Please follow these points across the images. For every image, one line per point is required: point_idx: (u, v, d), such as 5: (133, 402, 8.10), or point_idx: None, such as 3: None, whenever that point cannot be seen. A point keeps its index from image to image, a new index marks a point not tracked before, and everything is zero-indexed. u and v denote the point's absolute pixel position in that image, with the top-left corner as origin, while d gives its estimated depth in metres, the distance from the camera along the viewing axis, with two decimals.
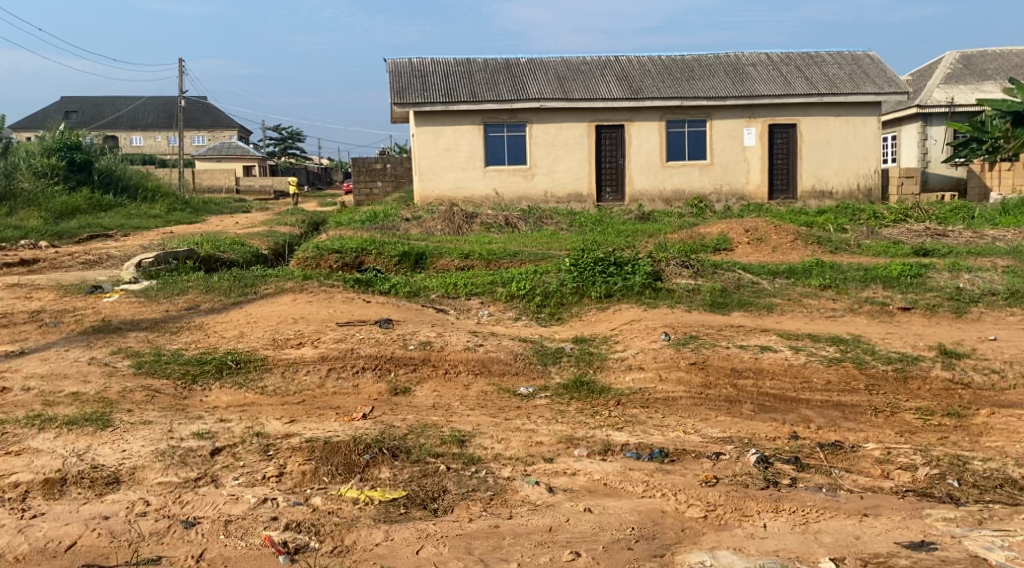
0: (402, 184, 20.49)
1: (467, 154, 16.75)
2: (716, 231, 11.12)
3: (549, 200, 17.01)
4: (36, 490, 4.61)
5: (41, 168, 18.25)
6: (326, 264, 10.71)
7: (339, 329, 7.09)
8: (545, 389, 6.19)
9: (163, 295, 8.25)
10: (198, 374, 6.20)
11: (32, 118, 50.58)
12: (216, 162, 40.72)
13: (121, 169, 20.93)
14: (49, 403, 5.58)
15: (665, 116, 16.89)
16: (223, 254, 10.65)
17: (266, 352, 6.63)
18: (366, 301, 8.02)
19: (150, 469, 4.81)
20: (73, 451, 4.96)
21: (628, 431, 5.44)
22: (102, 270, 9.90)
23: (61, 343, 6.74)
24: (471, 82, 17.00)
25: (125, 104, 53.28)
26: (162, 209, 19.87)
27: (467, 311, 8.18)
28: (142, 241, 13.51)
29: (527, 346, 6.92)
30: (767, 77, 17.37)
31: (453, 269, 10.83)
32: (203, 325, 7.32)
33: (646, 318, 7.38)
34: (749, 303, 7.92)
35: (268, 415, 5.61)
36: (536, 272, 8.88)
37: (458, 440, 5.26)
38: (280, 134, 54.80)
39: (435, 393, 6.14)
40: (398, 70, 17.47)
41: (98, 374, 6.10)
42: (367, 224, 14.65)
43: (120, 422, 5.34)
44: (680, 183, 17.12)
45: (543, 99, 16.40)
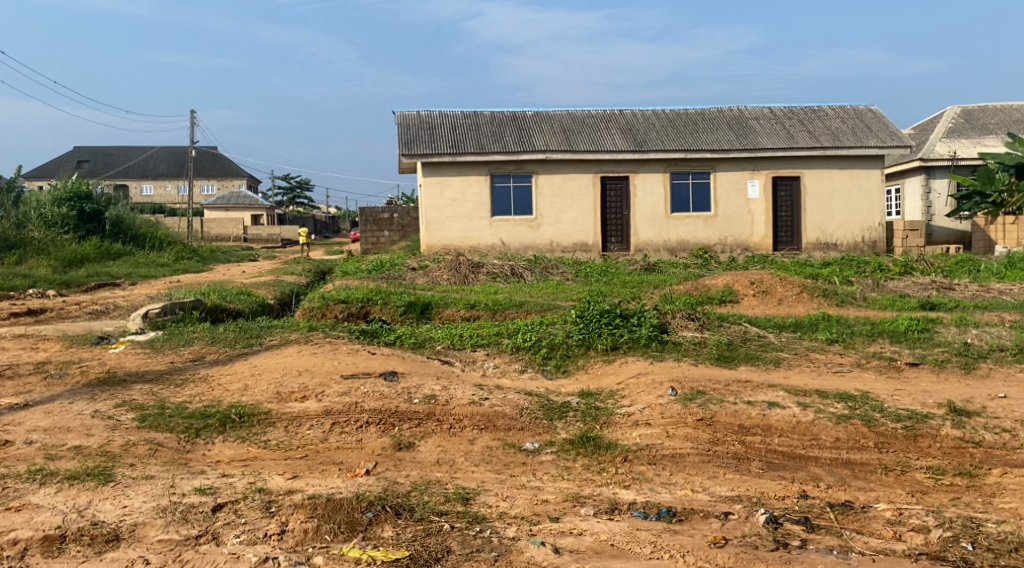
0: (409, 233, 20.60)
1: (473, 204, 16.86)
2: (721, 283, 11.09)
3: (554, 250, 17.02)
4: (35, 547, 4.55)
5: (51, 218, 18.40)
6: (331, 313, 10.76)
7: (344, 381, 7.06)
8: (550, 444, 6.12)
9: (168, 346, 8.25)
10: (201, 428, 6.15)
11: (44, 168, 51.18)
12: (225, 211, 41.03)
13: (130, 219, 21.08)
14: (51, 457, 5.54)
15: (669, 168, 17.03)
16: (230, 304, 10.68)
17: (269, 405, 6.59)
18: (371, 353, 7.99)
19: (151, 526, 4.75)
20: (73, 507, 4.90)
21: (635, 489, 5.37)
22: (109, 321, 9.91)
23: (66, 395, 6.71)
24: (477, 135, 17.19)
25: (136, 154, 53.91)
26: (170, 258, 19.95)
27: (473, 363, 8.14)
28: (149, 291, 13.54)
29: (532, 400, 6.88)
30: (770, 131, 17.53)
31: (459, 319, 10.78)
32: (208, 377, 7.29)
33: (652, 372, 7.34)
34: (756, 357, 7.88)
35: (270, 471, 5.55)
36: (542, 324, 8.88)
37: (462, 498, 5.20)
38: (289, 184, 55.45)
39: (439, 447, 6.08)
40: (407, 122, 17.69)
41: (102, 427, 6.06)
42: (374, 274, 14.68)
43: (121, 477, 5.28)
44: (685, 234, 17.16)
45: (549, 150, 16.55)
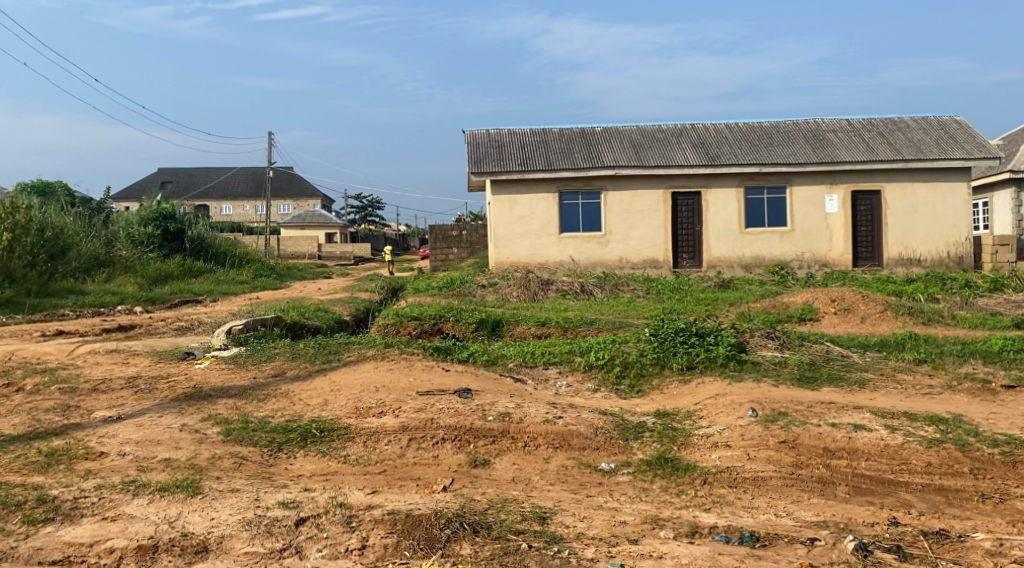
0: (478, 250, 20.72)
1: (542, 221, 16.86)
2: (801, 300, 10.84)
3: (624, 266, 16.88)
4: (129, 556, 4.66)
5: (139, 237, 19.06)
6: (405, 330, 10.90)
7: (419, 398, 7.11)
8: (627, 465, 6.06)
9: (251, 362, 8.43)
10: (283, 442, 6.26)
11: (132, 189, 53.21)
12: (301, 229, 41.94)
13: (211, 238, 21.70)
14: (143, 469, 5.69)
15: (743, 183, 16.78)
16: (308, 320, 10.89)
17: (348, 421, 6.67)
18: (444, 370, 8.04)
19: (238, 539, 4.84)
20: (165, 518, 5.02)
21: (716, 513, 5.27)
22: (194, 337, 10.18)
23: (156, 409, 6.90)
24: (547, 152, 17.24)
25: (217, 174, 55.59)
26: (249, 275, 20.44)
27: (545, 381, 8.11)
28: (230, 308, 13.90)
29: (607, 419, 6.81)
30: (848, 144, 17.14)
31: (531, 336, 10.75)
32: (289, 392, 7.42)
33: (730, 393, 7.18)
34: (839, 378, 7.67)
35: (350, 485, 5.62)
36: (615, 342, 8.81)
37: (540, 517, 5.17)
38: (362, 203, 56.51)
39: (515, 465, 6.08)
40: (476, 141, 17.84)
41: (190, 441, 6.21)
42: (445, 291, 14.79)
43: (209, 489, 5.40)
44: (760, 250, 16.86)
45: (618, 166, 16.48)
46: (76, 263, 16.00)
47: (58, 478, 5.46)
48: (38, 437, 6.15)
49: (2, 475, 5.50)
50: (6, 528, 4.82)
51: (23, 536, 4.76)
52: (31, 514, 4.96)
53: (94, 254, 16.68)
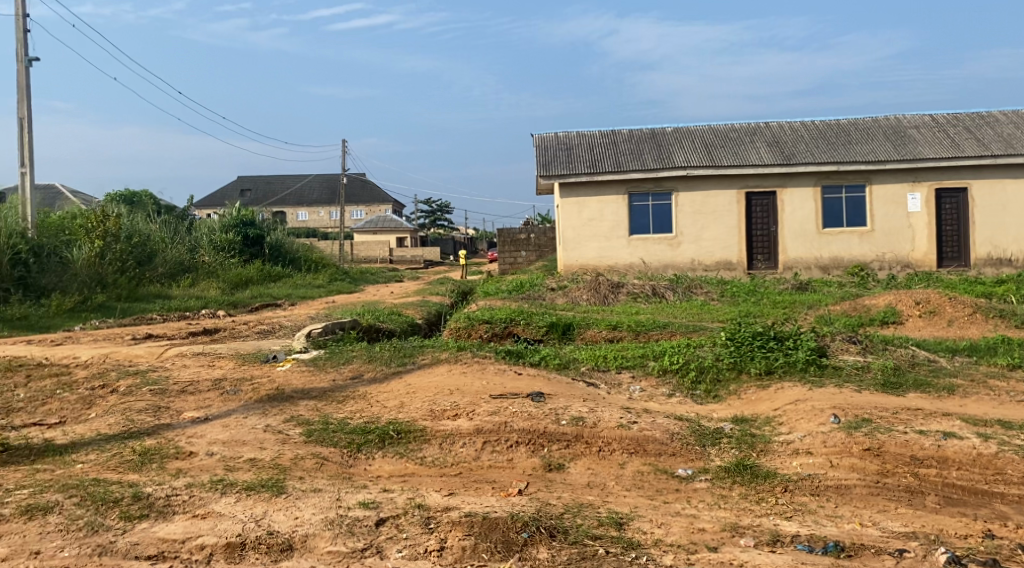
0: (546, 252, 20.72)
1: (612, 223, 16.77)
2: (883, 303, 10.58)
3: (697, 268, 16.68)
4: (219, 553, 4.79)
5: (221, 243, 19.64)
6: (477, 333, 10.96)
7: (493, 401, 7.15)
8: (704, 471, 5.98)
9: (330, 364, 8.60)
10: (362, 443, 6.36)
11: (212, 197, 54.78)
12: (373, 234, 42.58)
13: (288, 243, 22.22)
14: (230, 468, 5.85)
15: (820, 182, 16.42)
16: (383, 323, 11.05)
17: (424, 423, 6.74)
18: (517, 373, 8.06)
19: (321, 538, 4.94)
20: (251, 517, 5.15)
21: (798, 521, 5.17)
22: (275, 340, 10.43)
23: (241, 410, 7.08)
24: (616, 153, 17.16)
25: (293, 181, 56.83)
26: (325, 280, 20.84)
27: (619, 386, 8.06)
28: (308, 311, 14.20)
29: (683, 425, 6.74)
30: (932, 140, 16.62)
31: (602, 340, 10.70)
32: (367, 395, 7.54)
33: (812, 399, 7.02)
34: (927, 384, 7.43)
35: (427, 487, 5.68)
36: (689, 346, 8.71)
37: (616, 523, 5.14)
38: (433, 207, 57.11)
39: (590, 470, 6.06)
40: (545, 144, 17.87)
41: (273, 441, 6.36)
42: (515, 294, 14.82)
43: (292, 489, 5.52)
44: (838, 250, 16.47)
45: (690, 166, 16.31)
46: (162, 268, 16.53)
47: (152, 477, 5.64)
48: (132, 437, 6.37)
49: (100, 472, 5.71)
50: (105, 522, 4.99)
51: (120, 531, 4.93)
52: (127, 510, 5.13)
53: (178, 259, 17.22)
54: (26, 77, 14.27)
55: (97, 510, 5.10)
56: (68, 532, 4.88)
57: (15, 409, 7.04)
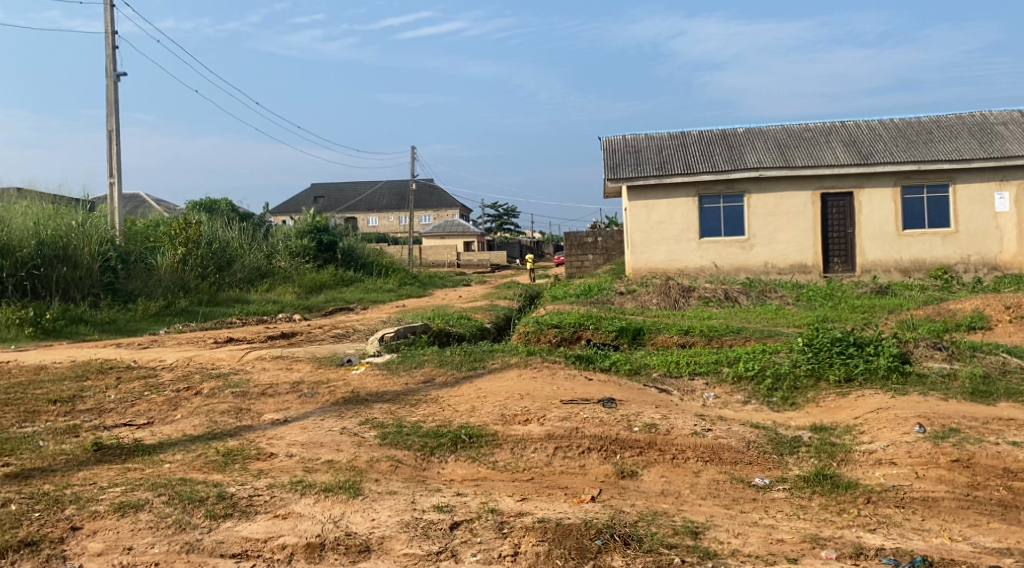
0: (613, 256, 20.60)
1: (681, 227, 16.60)
2: (969, 308, 10.25)
3: (770, 272, 16.37)
4: (299, 553, 4.89)
5: (297, 249, 20.08)
6: (545, 338, 10.95)
7: (564, 407, 7.13)
8: (782, 481, 5.87)
9: (402, 368, 8.70)
10: (435, 446, 6.40)
11: (285, 204, 56.01)
12: (441, 239, 42.96)
13: (360, 249, 22.58)
14: (308, 469, 5.96)
15: (900, 182, 15.98)
16: (453, 327, 11.14)
17: (496, 427, 6.76)
18: (588, 379, 8.02)
19: (397, 540, 5.00)
20: (330, 518, 5.23)
21: (882, 534, 5.03)
22: (349, 343, 10.59)
23: (318, 412, 7.21)
24: (686, 155, 16.97)
25: (364, 187, 57.73)
26: (395, 284, 21.10)
27: (692, 392, 7.96)
28: (379, 315, 14.40)
29: (760, 433, 6.61)
30: (1019, 137, 16.02)
31: (674, 345, 10.59)
32: (439, 398, 7.60)
33: (894, 407, 6.83)
34: (1018, 393, 7.16)
35: (500, 492, 5.70)
36: (765, 352, 8.56)
37: (692, 532, 5.08)
38: (500, 211, 57.37)
39: (663, 478, 6.00)
40: (614, 147, 17.78)
41: (349, 444, 6.46)
42: (583, 298, 14.77)
43: (369, 491, 5.59)
44: (920, 252, 16.00)
45: (762, 167, 16.03)
46: (241, 274, 16.96)
47: (235, 477, 5.78)
48: (216, 438, 6.54)
49: (186, 472, 5.87)
50: (192, 521, 5.12)
51: (206, 529, 5.06)
52: (212, 509, 5.26)
53: (256, 265, 17.64)
54: (114, 92, 14.81)
55: (184, 508, 5.24)
56: (157, 530, 5.03)
57: (106, 410, 7.30)
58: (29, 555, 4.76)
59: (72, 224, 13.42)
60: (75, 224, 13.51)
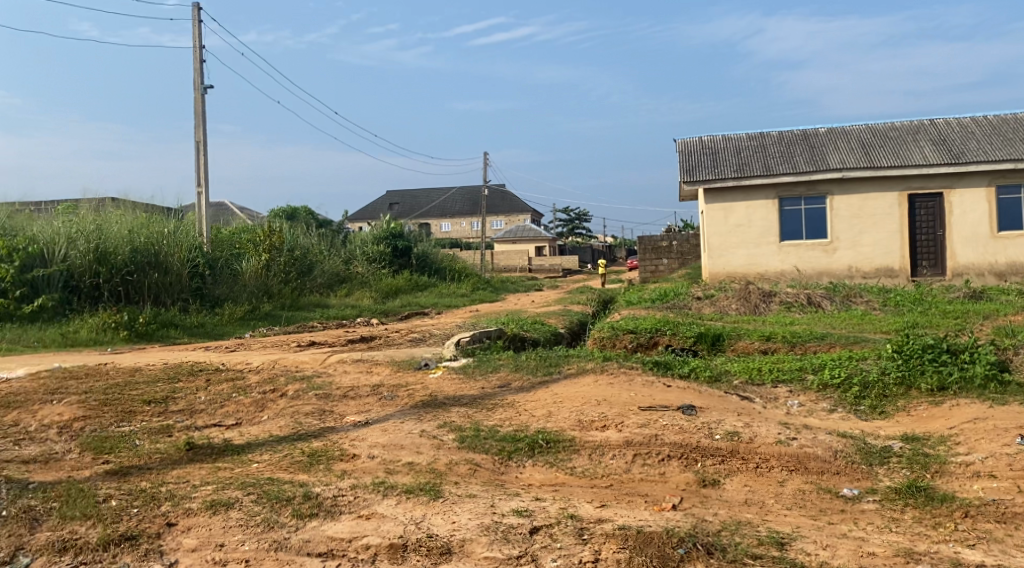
0: (689, 260, 20.34)
1: (760, 230, 16.29)
2: None
3: (854, 276, 15.91)
4: (383, 553, 4.93)
5: (373, 254, 20.42)
6: (621, 343, 10.86)
7: (642, 413, 7.05)
8: (872, 492, 5.68)
9: (479, 372, 8.73)
10: (512, 451, 6.39)
11: (361, 211, 56.98)
12: (512, 243, 43.12)
13: (434, 254, 22.80)
14: (389, 471, 6.02)
15: (993, 182, 15.38)
16: (528, 332, 11.13)
17: (573, 433, 6.72)
18: (666, 385, 7.91)
19: (477, 543, 5.00)
20: (411, 519, 5.27)
21: (982, 550, 4.83)
22: (426, 348, 10.67)
23: (397, 415, 7.28)
24: (765, 156, 16.65)
25: (438, 193, 58.34)
26: (469, 289, 21.22)
27: (775, 400, 7.78)
28: (455, 320, 14.49)
29: (847, 443, 6.42)
30: None
31: (755, 352, 10.36)
32: (515, 403, 7.60)
33: (992, 418, 6.55)
34: None
35: (579, 498, 5.65)
36: (851, 359, 8.33)
37: (777, 543, 4.95)
38: (572, 216, 57.33)
39: (746, 487, 5.86)
40: (691, 149, 17.55)
41: (428, 446, 6.51)
42: (659, 303, 14.60)
43: (449, 494, 5.62)
44: (1016, 255, 15.40)
45: (846, 168, 15.62)
46: (321, 279, 17.30)
47: (320, 477, 5.88)
48: (301, 439, 6.66)
49: (273, 471, 5.99)
50: (280, 520, 5.22)
51: (293, 528, 5.15)
52: (298, 508, 5.35)
53: (335, 271, 17.99)
54: (202, 104, 15.28)
55: (272, 507, 5.34)
56: (247, 527, 5.13)
57: (197, 410, 7.51)
58: (129, 549, 4.91)
59: (163, 232, 13.87)
60: (166, 231, 13.96)
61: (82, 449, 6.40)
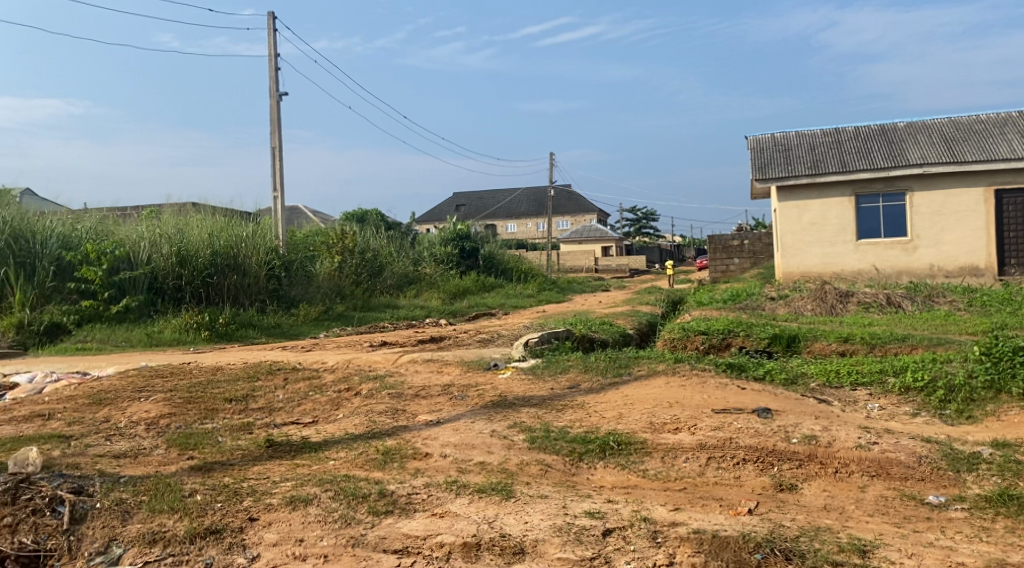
0: (761, 259, 19.98)
1: (836, 228, 15.91)
2: None
3: (937, 275, 15.39)
4: (457, 552, 4.95)
5: (441, 256, 20.58)
6: (692, 344, 10.71)
7: (716, 416, 6.94)
8: (960, 500, 5.49)
9: (548, 373, 8.70)
10: (583, 452, 6.35)
11: (428, 212, 57.50)
12: (578, 243, 42.98)
13: (501, 254, 22.88)
14: (462, 470, 6.05)
15: None
16: (597, 333, 11.07)
17: (645, 435, 6.65)
18: (740, 388, 7.77)
19: (550, 544, 4.98)
20: (484, 518, 5.27)
21: None
22: (494, 348, 10.70)
23: (468, 415, 7.30)
24: (841, 152, 16.24)
25: (504, 194, 58.49)
26: (535, 289, 21.24)
27: (854, 403, 7.57)
28: (523, 321, 14.51)
29: (932, 448, 6.21)
30: None
31: (833, 354, 10.11)
32: (585, 404, 7.56)
33: None
34: None
35: (652, 500, 5.59)
36: (935, 361, 8.05)
37: (859, 550, 4.81)
38: (640, 215, 56.91)
39: (826, 492, 5.72)
40: (763, 146, 17.23)
41: (500, 446, 6.51)
42: (731, 304, 14.38)
43: (521, 494, 5.61)
44: None
45: (927, 163, 15.13)
46: (391, 280, 17.50)
47: (394, 475, 5.93)
48: (375, 437, 6.74)
49: (349, 469, 6.07)
50: (356, 516, 5.28)
51: (369, 524, 5.21)
52: (374, 505, 5.41)
53: (404, 272, 18.19)
54: (277, 110, 15.60)
55: (349, 504, 5.41)
56: (325, 523, 5.21)
57: (275, 408, 7.67)
58: (214, 542, 5.03)
59: (242, 236, 14.17)
60: (245, 234, 14.28)
61: (168, 445, 6.58)
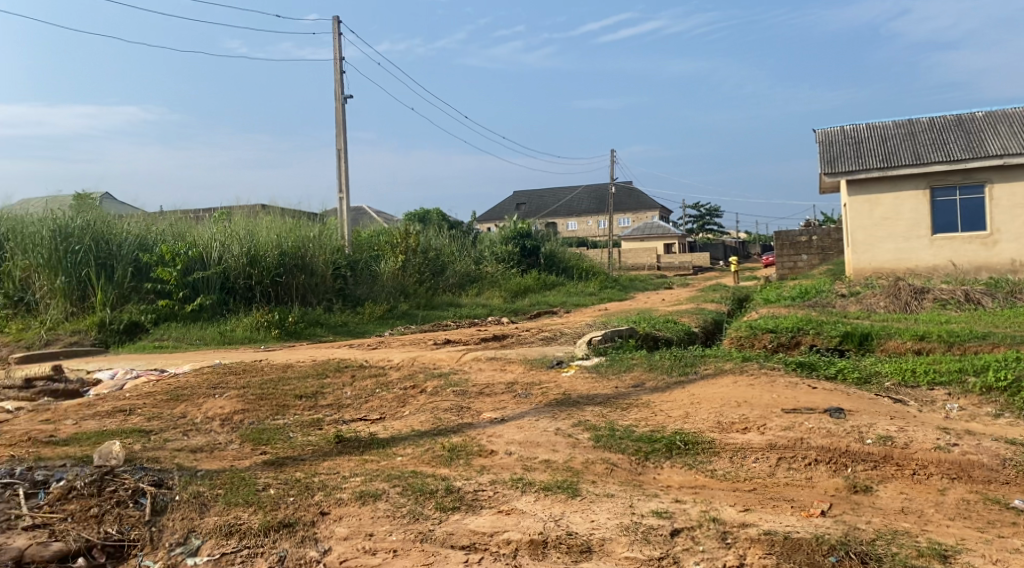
0: (830, 256, 19.52)
1: (910, 223, 15.45)
2: None
3: (1018, 270, 14.83)
4: (523, 549, 4.92)
5: (502, 254, 20.60)
6: (760, 342, 10.50)
7: (786, 416, 6.78)
8: None
9: (612, 371, 8.62)
10: (649, 451, 6.26)
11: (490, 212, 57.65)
12: (641, 241, 42.62)
13: (562, 253, 22.81)
14: (528, 468, 6.01)
15: None
16: (661, 331, 10.93)
17: (713, 434, 6.53)
18: (811, 387, 7.58)
19: (618, 543, 4.91)
20: (550, 516, 5.23)
21: None
22: (557, 347, 10.65)
23: (532, 413, 7.27)
24: (915, 144, 15.75)
25: (565, 192, 58.32)
26: (598, 288, 21.10)
27: (932, 404, 7.32)
28: (586, 319, 14.42)
29: (1017, 450, 5.96)
30: None
31: (908, 353, 9.80)
32: (651, 403, 7.46)
33: None
34: None
35: (722, 501, 5.48)
36: (1018, 361, 7.73)
37: (940, 555, 4.65)
38: (703, 212, 56.20)
39: (903, 495, 5.53)
40: (833, 139, 16.81)
41: (565, 444, 6.46)
42: (800, 301, 14.07)
43: (587, 492, 5.55)
44: None
45: (1007, 153, 14.55)
46: (453, 279, 17.58)
47: (460, 472, 5.93)
48: (441, 434, 6.75)
49: (416, 465, 6.09)
50: (424, 512, 5.30)
51: (436, 520, 5.21)
52: (441, 501, 5.41)
53: (466, 271, 18.25)
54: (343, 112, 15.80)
55: (416, 500, 5.43)
56: (393, 518, 5.24)
57: (343, 405, 7.75)
58: (286, 535, 5.09)
59: (309, 236, 14.45)
60: (312, 235, 14.54)
61: (241, 440, 6.69)
